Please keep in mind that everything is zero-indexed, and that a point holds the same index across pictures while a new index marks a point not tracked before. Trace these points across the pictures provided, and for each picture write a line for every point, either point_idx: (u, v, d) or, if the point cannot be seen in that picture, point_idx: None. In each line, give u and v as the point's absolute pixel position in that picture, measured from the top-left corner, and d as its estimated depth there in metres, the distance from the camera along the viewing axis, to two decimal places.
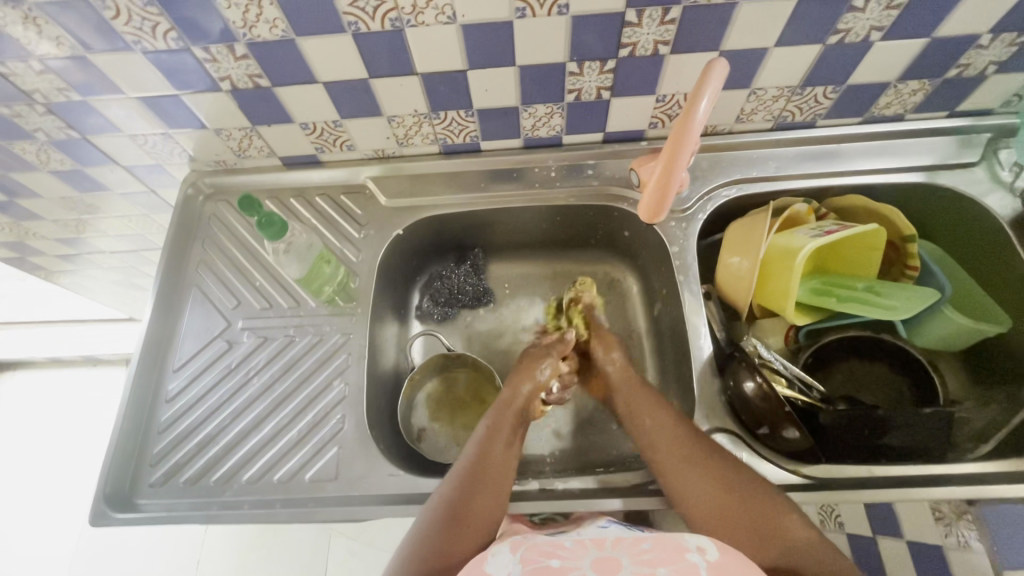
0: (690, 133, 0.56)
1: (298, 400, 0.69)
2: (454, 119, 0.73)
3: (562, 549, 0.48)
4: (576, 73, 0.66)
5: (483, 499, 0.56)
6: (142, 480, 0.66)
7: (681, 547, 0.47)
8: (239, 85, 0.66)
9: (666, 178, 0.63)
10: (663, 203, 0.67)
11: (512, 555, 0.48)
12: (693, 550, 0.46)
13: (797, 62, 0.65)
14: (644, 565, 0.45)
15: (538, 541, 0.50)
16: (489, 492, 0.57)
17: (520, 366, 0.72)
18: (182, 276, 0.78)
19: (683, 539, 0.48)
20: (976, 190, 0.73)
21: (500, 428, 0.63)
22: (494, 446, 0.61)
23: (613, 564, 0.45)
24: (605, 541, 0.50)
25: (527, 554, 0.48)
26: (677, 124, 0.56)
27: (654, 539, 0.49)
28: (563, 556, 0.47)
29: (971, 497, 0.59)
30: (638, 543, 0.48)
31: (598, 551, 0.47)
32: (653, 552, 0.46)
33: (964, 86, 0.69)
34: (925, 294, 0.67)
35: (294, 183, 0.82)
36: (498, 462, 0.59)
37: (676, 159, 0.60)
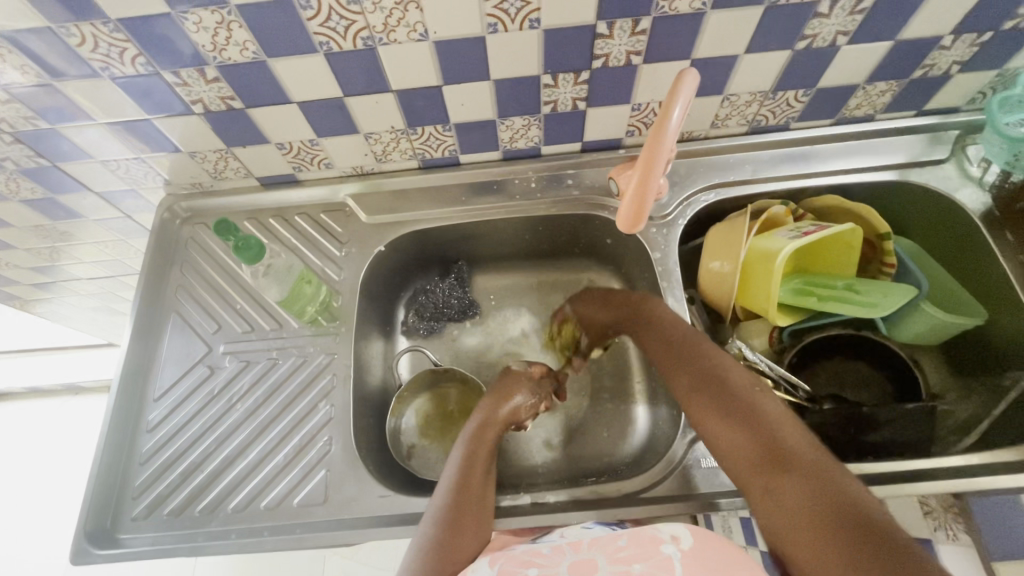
0: (664, 142, 0.56)
1: (283, 424, 0.68)
2: (431, 134, 0.73)
3: (540, 556, 0.48)
4: (551, 85, 0.66)
5: (466, 527, 0.55)
6: (125, 514, 0.64)
7: (656, 539, 0.46)
8: (211, 108, 0.65)
9: (644, 186, 0.62)
10: (640, 213, 0.66)
11: (490, 568, 0.48)
12: (668, 540, 0.46)
13: (767, 68, 0.66)
14: (619, 564, 0.45)
15: (517, 550, 0.50)
16: (472, 517, 0.56)
17: (497, 385, 0.69)
18: (160, 302, 0.76)
19: (658, 529, 0.48)
20: (946, 186, 0.75)
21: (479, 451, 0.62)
22: (473, 473, 0.60)
23: (589, 566, 0.45)
24: (583, 542, 0.49)
25: (505, 566, 0.48)
26: (649, 134, 0.56)
27: (628, 534, 0.48)
28: (541, 564, 0.46)
29: (958, 491, 0.59)
30: (613, 540, 0.48)
31: (574, 555, 0.47)
32: (629, 550, 0.46)
33: (930, 86, 0.71)
34: (902, 290, 0.69)
35: (273, 203, 0.81)
36: (477, 488, 0.59)
37: (653, 166, 0.60)
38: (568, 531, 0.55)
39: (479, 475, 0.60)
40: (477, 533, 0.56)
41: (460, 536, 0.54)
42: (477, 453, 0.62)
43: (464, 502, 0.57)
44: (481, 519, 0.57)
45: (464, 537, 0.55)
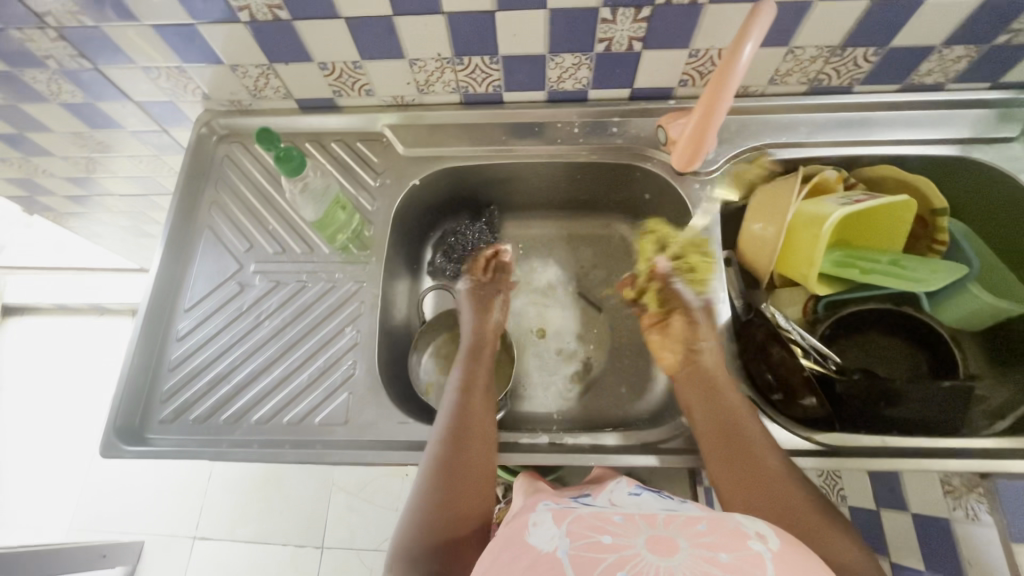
0: (728, 86, 0.54)
1: (308, 346, 0.69)
2: (478, 66, 0.71)
3: (611, 524, 0.43)
4: (609, 21, 0.63)
5: (474, 469, 0.56)
6: (153, 415, 0.66)
7: (741, 532, 0.41)
8: (257, 17, 0.63)
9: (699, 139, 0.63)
10: (694, 156, 0.67)
11: (555, 527, 0.44)
12: (754, 537, 0.41)
13: (841, 19, 0.62)
14: (704, 549, 0.39)
15: (581, 512, 0.46)
16: (478, 459, 0.57)
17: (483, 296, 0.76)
18: (194, 217, 0.76)
19: (741, 522, 0.43)
20: (1012, 166, 0.71)
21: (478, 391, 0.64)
22: (476, 412, 0.61)
23: (670, 543, 0.40)
24: (657, 516, 0.44)
25: (572, 527, 0.43)
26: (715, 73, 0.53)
27: (710, 519, 0.43)
28: (613, 532, 0.42)
29: (983, 472, 0.58)
30: (692, 523, 0.42)
31: (650, 528, 0.42)
32: (713, 536, 0.41)
33: (1012, 55, 0.66)
34: (949, 268, 0.66)
35: (311, 127, 0.80)
36: (479, 425, 0.60)
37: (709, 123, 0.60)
38: (617, 496, 0.52)
39: (481, 414, 0.61)
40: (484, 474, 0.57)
41: (469, 478, 0.56)
42: (478, 393, 0.63)
43: (472, 440, 0.58)
44: (490, 462, 0.58)
45: (471, 479, 0.56)
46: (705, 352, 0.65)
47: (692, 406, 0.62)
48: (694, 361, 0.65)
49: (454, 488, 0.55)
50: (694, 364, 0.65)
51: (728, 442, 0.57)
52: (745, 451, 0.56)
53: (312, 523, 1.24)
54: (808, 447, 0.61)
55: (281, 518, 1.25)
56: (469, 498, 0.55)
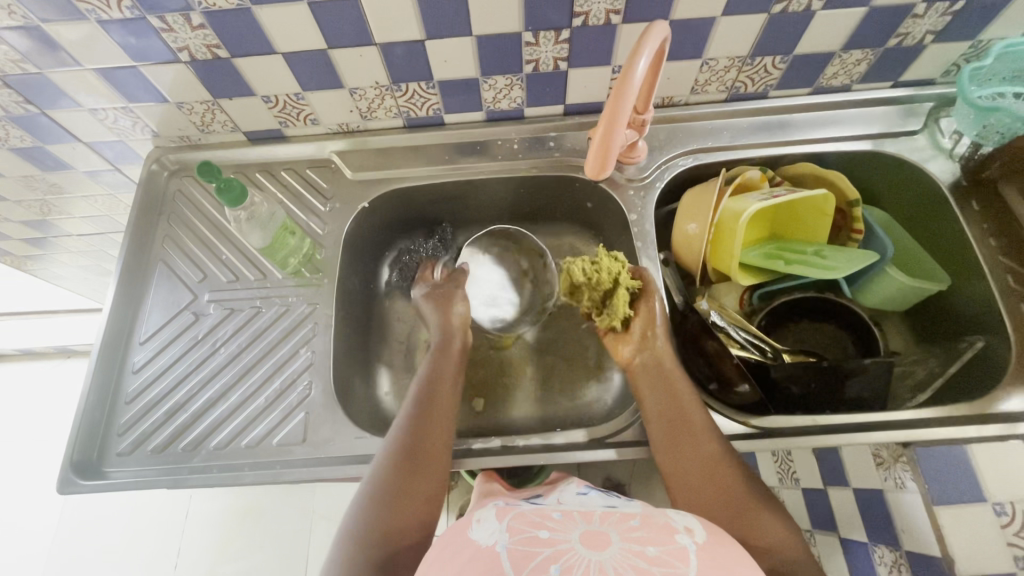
0: (625, 107, 0.54)
1: (265, 370, 0.70)
2: (416, 92, 0.74)
3: (550, 520, 0.47)
4: (533, 44, 0.67)
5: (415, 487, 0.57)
6: (110, 449, 0.66)
7: (670, 528, 0.45)
8: (197, 56, 0.66)
9: (601, 159, 0.61)
10: (602, 172, 0.65)
11: (497, 523, 0.47)
12: (683, 531, 0.45)
13: (745, 32, 0.67)
14: (633, 543, 0.43)
15: (524, 509, 0.50)
16: (431, 461, 0.60)
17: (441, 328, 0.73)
18: (147, 251, 0.78)
19: (673, 520, 0.47)
20: (918, 156, 0.77)
21: (439, 390, 0.66)
22: (429, 430, 0.61)
23: (603, 537, 0.43)
24: (595, 513, 0.48)
25: (513, 524, 0.47)
26: (612, 91, 0.53)
27: (643, 517, 0.47)
28: (552, 528, 0.45)
29: (907, 442, 0.62)
30: (627, 519, 0.46)
31: (587, 523, 0.46)
32: (644, 531, 0.45)
33: (905, 56, 0.73)
34: (865, 254, 0.70)
35: (261, 158, 0.82)
36: (432, 446, 0.61)
37: (609, 141, 0.59)
38: (565, 496, 0.56)
39: (444, 403, 0.64)
40: (432, 487, 0.58)
41: (422, 471, 0.58)
42: (444, 383, 0.67)
43: (429, 428, 0.62)
44: (442, 462, 0.60)
45: (415, 495, 0.57)
46: (659, 337, 0.66)
47: (647, 393, 0.64)
48: (650, 349, 0.66)
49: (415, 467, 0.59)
50: (649, 351, 0.66)
51: (675, 430, 0.60)
52: (689, 441, 0.59)
53: (293, 552, 1.23)
54: (747, 432, 0.64)
55: (261, 552, 1.24)
56: (424, 493, 0.58)
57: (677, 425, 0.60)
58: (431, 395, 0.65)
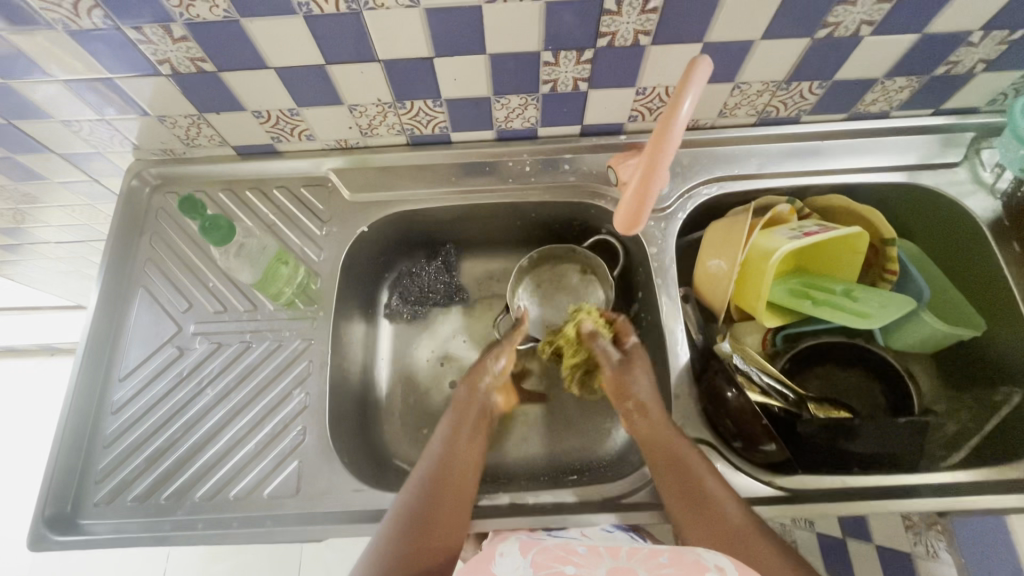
0: (667, 144, 0.49)
1: (254, 412, 0.65)
2: (421, 109, 0.68)
3: (575, 556, 0.46)
4: (552, 63, 0.61)
5: (439, 525, 0.54)
6: (87, 498, 0.61)
7: (700, 566, 0.43)
8: (180, 69, 0.59)
9: (635, 213, 0.57)
10: (632, 227, 0.61)
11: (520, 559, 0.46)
12: (714, 570, 0.42)
13: (784, 56, 0.62)
14: None
15: (550, 546, 0.48)
16: (450, 512, 0.56)
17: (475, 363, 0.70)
18: (126, 275, 0.72)
19: (702, 555, 0.44)
20: (956, 191, 0.72)
21: (460, 438, 0.62)
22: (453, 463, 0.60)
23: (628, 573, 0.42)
24: (623, 552, 0.46)
25: (538, 559, 0.46)
26: (655, 129, 0.48)
27: (670, 551, 0.45)
28: (577, 563, 0.44)
29: (941, 510, 0.58)
30: (654, 557, 0.44)
31: (613, 561, 0.44)
32: (671, 568, 0.42)
33: (952, 84, 0.67)
34: (899, 300, 0.67)
35: (251, 173, 0.76)
36: (457, 482, 0.58)
37: (648, 189, 0.54)
38: (590, 530, 0.57)
39: (469, 456, 0.61)
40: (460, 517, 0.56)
41: (437, 521, 0.55)
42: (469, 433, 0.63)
43: (448, 477, 0.58)
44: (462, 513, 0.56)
45: (437, 529, 0.54)
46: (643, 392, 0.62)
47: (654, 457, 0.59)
48: (639, 419, 0.61)
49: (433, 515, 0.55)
50: (638, 418, 0.61)
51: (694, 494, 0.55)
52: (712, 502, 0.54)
53: None
54: (771, 493, 0.60)
55: None
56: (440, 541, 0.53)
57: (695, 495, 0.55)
58: (454, 438, 0.62)
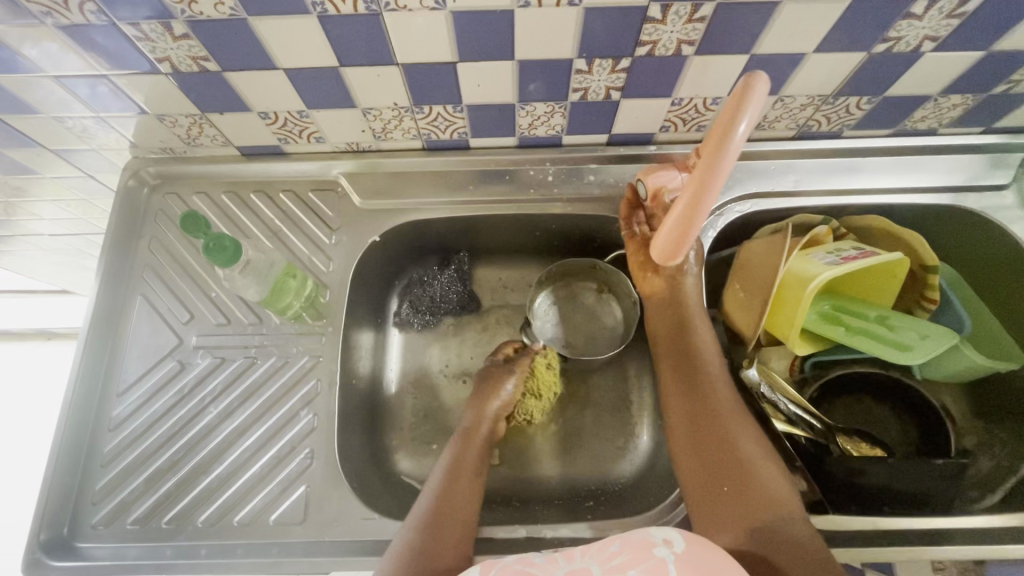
0: (716, 173, 0.46)
1: (260, 433, 0.63)
2: (440, 114, 0.63)
3: (534, 567, 0.42)
4: (584, 71, 0.57)
5: (446, 533, 0.54)
6: (84, 520, 0.59)
7: (648, 543, 0.43)
8: (181, 68, 0.55)
9: (675, 248, 0.56)
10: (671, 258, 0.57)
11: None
12: (661, 544, 0.43)
13: (835, 71, 0.57)
14: None
15: (508, 559, 0.44)
16: (452, 522, 0.56)
17: (479, 386, 0.70)
18: (124, 281, 0.68)
19: (649, 531, 0.44)
20: (1003, 216, 0.68)
21: (466, 465, 0.62)
22: (456, 480, 0.60)
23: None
24: (573, 547, 0.44)
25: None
26: (703, 156, 0.45)
27: (620, 539, 0.44)
28: None
29: (974, 556, 0.56)
30: (605, 546, 0.43)
31: (569, 563, 0.42)
32: (623, 557, 0.42)
33: (1010, 102, 0.63)
34: (939, 332, 0.64)
35: (256, 175, 0.71)
36: (461, 498, 0.58)
37: (692, 220, 0.51)
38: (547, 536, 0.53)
39: (470, 484, 0.60)
40: (463, 528, 0.56)
41: (445, 524, 0.55)
42: (468, 461, 0.63)
43: (454, 497, 0.58)
44: (466, 523, 0.56)
45: (446, 534, 0.54)
46: (690, 273, 0.66)
47: (688, 393, 0.60)
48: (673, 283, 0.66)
49: (440, 522, 0.55)
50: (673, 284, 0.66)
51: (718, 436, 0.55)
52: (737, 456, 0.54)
53: None
54: None
55: None
56: (451, 539, 0.54)
57: (699, 419, 0.57)
58: (459, 462, 0.62)
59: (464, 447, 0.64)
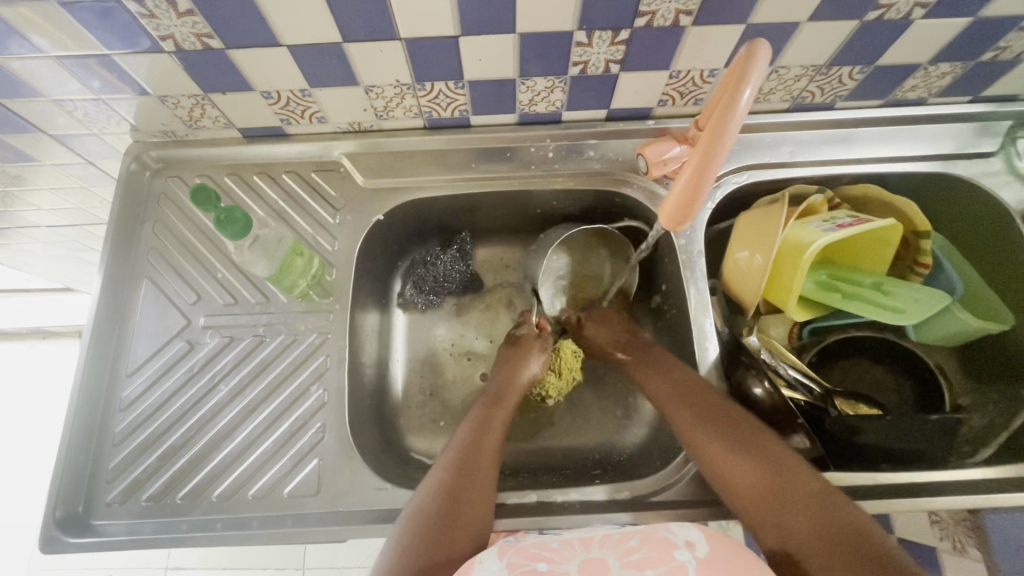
0: (723, 140, 0.46)
1: (270, 409, 0.63)
2: (441, 91, 0.64)
3: (550, 551, 0.45)
4: (584, 44, 0.58)
5: (471, 488, 0.56)
6: (98, 499, 0.59)
7: (670, 543, 0.44)
8: (184, 46, 0.55)
9: (687, 207, 0.51)
10: (681, 220, 0.52)
11: (498, 561, 0.45)
12: (683, 546, 0.44)
13: (828, 39, 0.58)
14: (631, 567, 0.42)
15: (524, 543, 0.47)
16: (474, 481, 0.57)
17: (509, 356, 0.72)
18: (130, 263, 0.68)
19: (672, 533, 0.46)
20: (991, 181, 0.70)
21: (490, 427, 0.63)
22: (480, 436, 0.61)
23: (601, 565, 0.43)
24: (592, 538, 0.47)
25: (513, 559, 0.45)
26: (710, 124, 0.45)
27: (642, 535, 0.46)
28: (551, 559, 0.44)
29: (970, 506, 0.58)
30: (625, 540, 0.46)
31: (586, 551, 0.44)
32: (642, 552, 0.44)
33: (996, 70, 0.64)
34: (932, 296, 0.65)
35: (258, 157, 0.72)
36: (484, 457, 0.59)
37: (699, 181, 0.49)
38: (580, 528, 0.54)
39: (492, 445, 0.61)
40: (485, 485, 0.57)
41: (471, 477, 0.57)
42: (493, 421, 0.64)
43: (478, 455, 0.59)
44: (485, 482, 0.57)
45: (473, 489, 0.56)
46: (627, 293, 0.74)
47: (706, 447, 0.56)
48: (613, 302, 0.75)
49: (464, 476, 0.57)
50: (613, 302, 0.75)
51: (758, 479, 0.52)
52: (790, 488, 0.51)
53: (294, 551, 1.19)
54: None
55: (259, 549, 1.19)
56: (471, 496, 0.55)
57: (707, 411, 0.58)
58: (483, 424, 0.63)
59: (489, 408, 0.66)
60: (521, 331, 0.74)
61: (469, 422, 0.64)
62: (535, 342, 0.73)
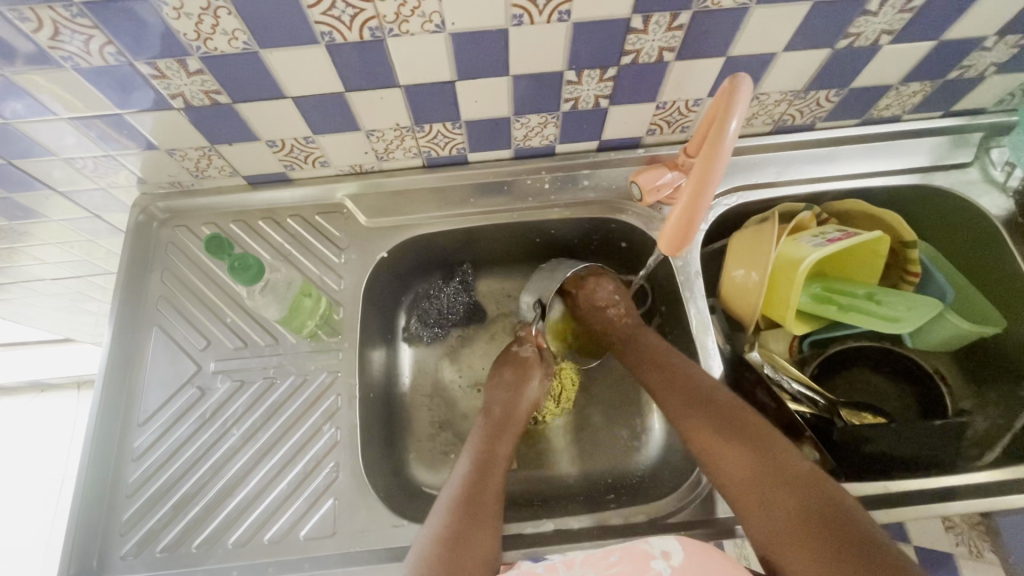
0: (714, 168, 0.48)
1: (283, 452, 0.63)
2: (440, 132, 0.66)
3: None
4: (573, 82, 0.61)
5: (477, 526, 0.56)
6: (112, 552, 0.59)
7: (647, 555, 0.49)
8: (193, 102, 0.57)
9: (684, 234, 0.53)
10: (681, 245, 0.55)
11: None
12: (660, 556, 0.49)
13: (803, 67, 0.62)
14: None
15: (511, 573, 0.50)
16: (481, 517, 0.57)
17: (509, 375, 0.71)
18: (139, 312, 0.69)
19: (649, 544, 0.50)
20: (970, 190, 0.73)
21: (493, 463, 0.63)
22: (483, 472, 0.62)
23: None
24: (574, 558, 0.50)
25: None
26: (699, 156, 0.48)
27: (620, 549, 0.50)
28: None
29: (983, 509, 0.59)
30: (606, 555, 0.49)
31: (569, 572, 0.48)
32: (622, 566, 0.48)
33: (964, 87, 0.68)
34: (925, 301, 0.67)
35: (262, 203, 0.74)
36: (485, 492, 0.59)
37: (696, 211, 0.51)
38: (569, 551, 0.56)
39: (495, 481, 0.61)
40: (490, 521, 0.57)
41: (478, 514, 0.57)
42: (494, 457, 0.64)
43: (481, 490, 0.59)
44: (488, 521, 0.57)
45: (478, 527, 0.56)
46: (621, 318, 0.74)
47: (711, 446, 0.58)
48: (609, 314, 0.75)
49: (470, 514, 0.57)
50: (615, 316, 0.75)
51: (756, 477, 0.54)
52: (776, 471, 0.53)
53: None
54: None
55: None
56: (479, 534, 0.55)
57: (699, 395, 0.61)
58: (486, 461, 0.63)
59: (488, 441, 0.66)
60: (520, 351, 0.74)
61: (469, 455, 0.64)
62: (541, 364, 0.73)
